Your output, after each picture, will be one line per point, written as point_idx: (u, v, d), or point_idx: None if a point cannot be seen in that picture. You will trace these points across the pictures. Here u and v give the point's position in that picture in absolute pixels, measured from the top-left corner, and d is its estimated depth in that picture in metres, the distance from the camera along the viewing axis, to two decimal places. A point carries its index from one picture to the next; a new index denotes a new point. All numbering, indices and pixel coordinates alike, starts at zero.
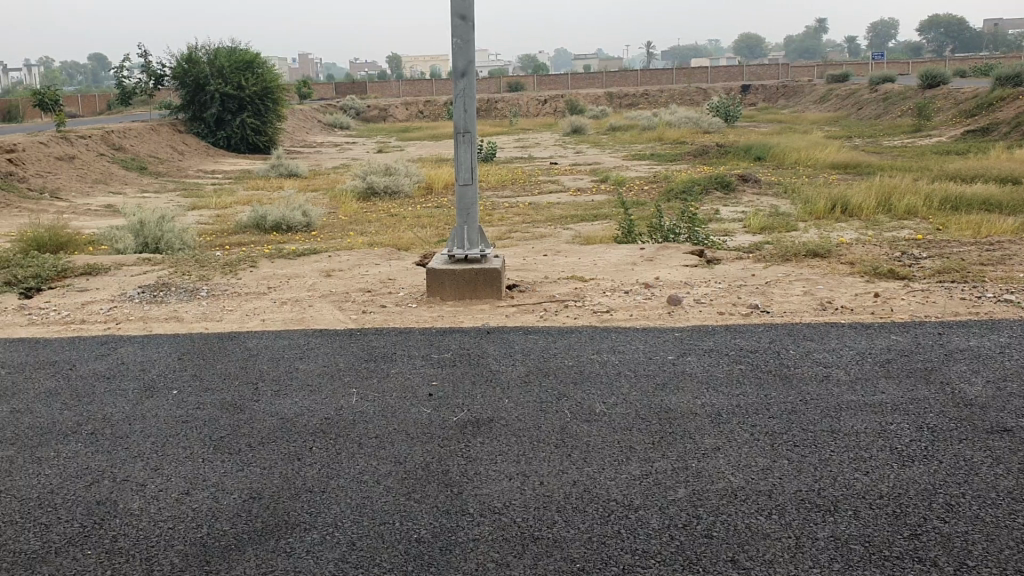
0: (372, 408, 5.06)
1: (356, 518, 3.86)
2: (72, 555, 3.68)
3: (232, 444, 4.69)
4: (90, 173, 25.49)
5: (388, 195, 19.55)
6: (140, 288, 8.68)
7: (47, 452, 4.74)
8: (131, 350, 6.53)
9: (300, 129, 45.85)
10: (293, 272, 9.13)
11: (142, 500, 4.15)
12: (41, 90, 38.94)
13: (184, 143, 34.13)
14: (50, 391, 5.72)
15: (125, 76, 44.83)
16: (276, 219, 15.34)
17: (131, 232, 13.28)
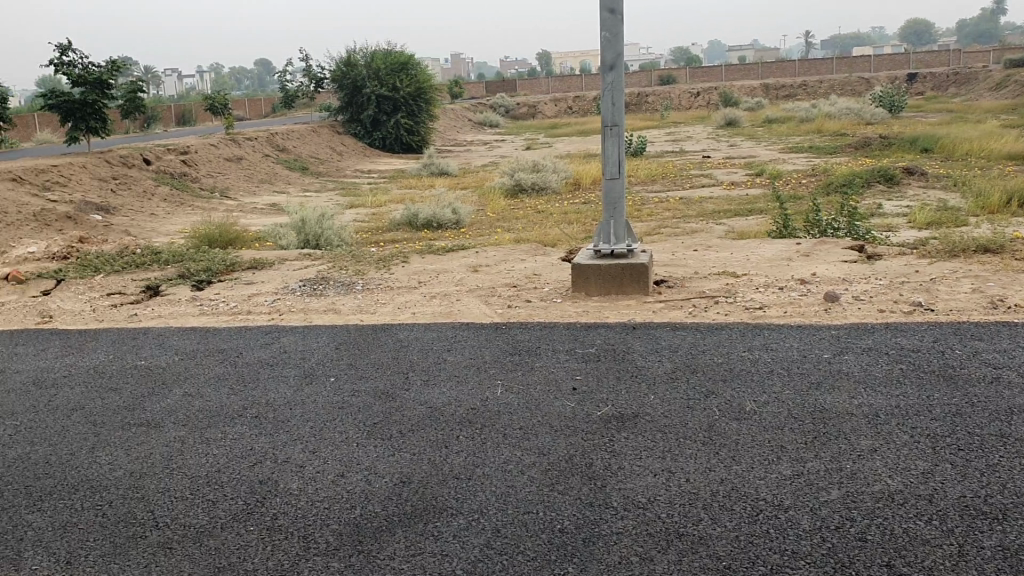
0: (518, 400, 5.12)
1: (501, 506, 3.91)
2: (236, 531, 3.90)
3: (383, 431, 4.85)
4: (256, 173, 26.90)
5: (536, 191, 19.73)
6: (300, 281, 9.10)
7: (215, 434, 5.05)
8: (291, 340, 6.86)
9: (452, 128, 46.84)
10: (442, 267, 9.34)
11: (300, 481, 4.34)
12: (213, 95, 41.37)
13: (342, 143, 35.49)
14: (218, 376, 6.09)
15: (288, 80, 47.15)
16: (428, 216, 15.74)
17: (293, 229, 13.93)
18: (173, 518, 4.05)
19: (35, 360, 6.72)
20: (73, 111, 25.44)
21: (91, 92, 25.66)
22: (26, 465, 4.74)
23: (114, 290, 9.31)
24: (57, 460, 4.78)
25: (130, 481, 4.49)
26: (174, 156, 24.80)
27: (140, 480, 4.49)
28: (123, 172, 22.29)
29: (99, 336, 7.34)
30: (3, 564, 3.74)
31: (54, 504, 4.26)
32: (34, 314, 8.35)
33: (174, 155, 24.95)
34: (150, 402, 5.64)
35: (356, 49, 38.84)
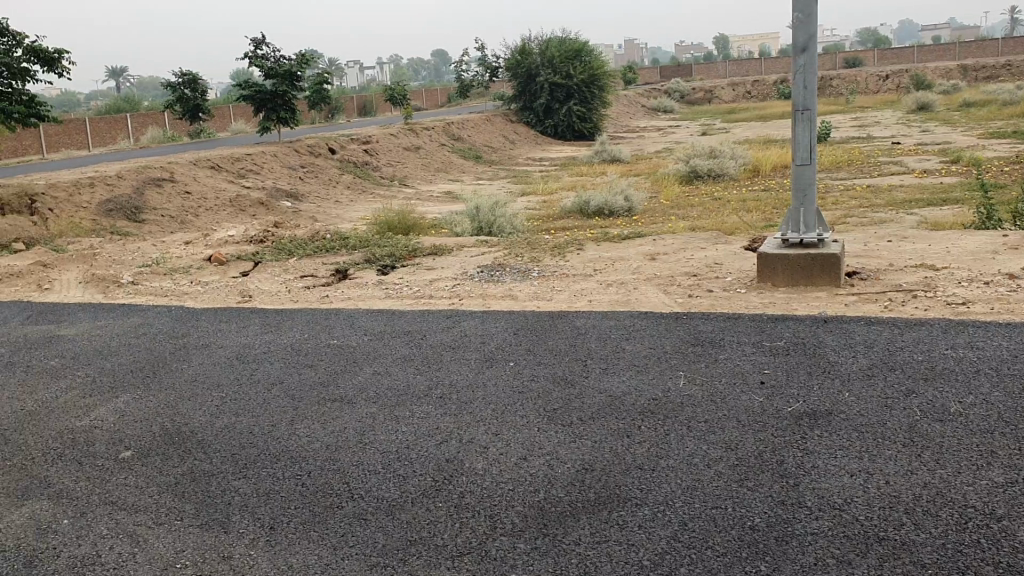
0: (702, 392, 5.01)
1: (689, 499, 3.84)
2: (425, 506, 4.01)
3: (565, 416, 4.85)
4: (433, 161, 27.65)
5: (712, 178, 19.32)
6: (479, 267, 9.26)
7: (402, 412, 5.21)
8: (473, 324, 6.99)
9: (625, 114, 46.47)
10: (619, 255, 9.28)
11: (485, 462, 4.42)
12: (393, 86, 42.80)
13: (516, 132, 35.91)
14: (404, 356, 6.30)
15: (465, 70, 48.25)
16: (600, 203, 15.69)
17: (468, 217, 14.24)
18: (366, 491, 4.22)
19: (238, 336, 7.17)
20: (265, 103, 26.97)
21: (281, 84, 27.10)
22: (232, 433, 5.06)
23: (307, 273, 9.80)
24: (260, 431, 5.08)
25: (326, 453, 4.71)
26: (357, 146, 25.86)
27: (335, 453, 4.70)
28: (309, 161, 23.45)
29: (294, 316, 7.74)
30: (213, 525, 4.01)
31: (258, 472, 4.53)
32: (235, 293, 8.92)
33: (357, 144, 26.02)
34: (342, 379, 5.90)
35: (531, 38, 39.33)
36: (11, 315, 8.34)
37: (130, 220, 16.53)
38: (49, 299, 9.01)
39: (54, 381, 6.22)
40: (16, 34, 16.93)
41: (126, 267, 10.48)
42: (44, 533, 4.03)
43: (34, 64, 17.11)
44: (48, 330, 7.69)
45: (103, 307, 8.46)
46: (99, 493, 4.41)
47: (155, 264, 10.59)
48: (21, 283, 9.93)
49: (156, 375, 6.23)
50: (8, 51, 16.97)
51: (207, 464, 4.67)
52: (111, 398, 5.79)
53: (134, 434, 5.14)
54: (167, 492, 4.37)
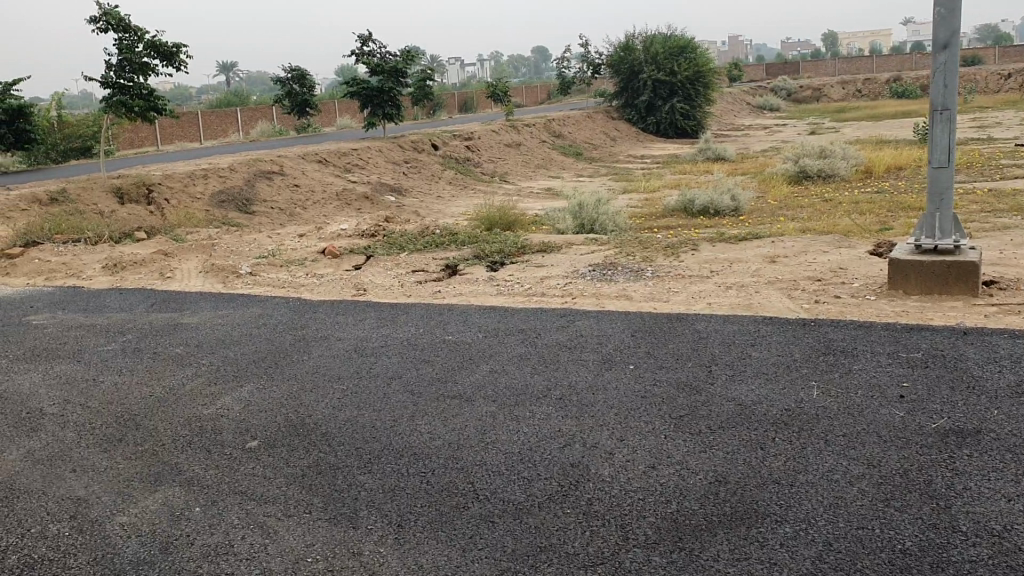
0: (837, 404, 4.79)
1: (832, 518, 3.66)
2: (553, 512, 3.93)
3: (692, 425, 4.71)
4: (534, 158, 27.63)
5: (822, 179, 18.74)
6: (590, 266, 9.14)
7: (524, 412, 5.15)
8: (588, 324, 6.88)
9: (728, 113, 45.57)
10: (735, 257, 9.05)
11: (613, 467, 4.31)
12: (495, 82, 42.96)
13: (617, 129, 35.62)
14: (520, 355, 6.24)
15: (566, 67, 48.25)
16: (705, 202, 15.36)
17: (572, 214, 14.12)
18: (492, 492, 4.17)
19: (355, 329, 7.23)
20: (371, 99, 27.39)
21: (387, 80, 27.46)
22: (355, 427, 5.08)
23: (417, 268, 9.88)
24: (382, 425, 5.09)
25: (449, 451, 4.68)
26: (459, 142, 26.03)
27: (458, 451, 4.67)
28: (413, 157, 23.74)
29: (409, 310, 7.77)
30: (342, 520, 4.00)
31: (382, 467, 4.52)
32: (349, 286, 9.02)
33: (460, 140, 26.19)
34: (460, 375, 5.88)
35: (636, 35, 39.17)
36: (135, 302, 8.61)
37: (242, 212, 16.97)
38: (171, 287, 9.28)
39: (180, 369, 6.38)
40: (137, 30, 17.56)
41: (243, 258, 10.73)
42: (177, 520, 4.09)
43: (153, 59, 17.73)
44: (172, 317, 7.92)
45: (223, 297, 8.66)
46: (228, 482, 4.47)
47: (271, 255, 10.81)
48: (143, 271, 10.25)
49: (278, 366, 6.32)
50: (130, 46, 17.60)
51: (332, 457, 4.69)
52: (235, 387, 5.90)
53: (260, 424, 5.21)
54: (295, 484, 4.40)
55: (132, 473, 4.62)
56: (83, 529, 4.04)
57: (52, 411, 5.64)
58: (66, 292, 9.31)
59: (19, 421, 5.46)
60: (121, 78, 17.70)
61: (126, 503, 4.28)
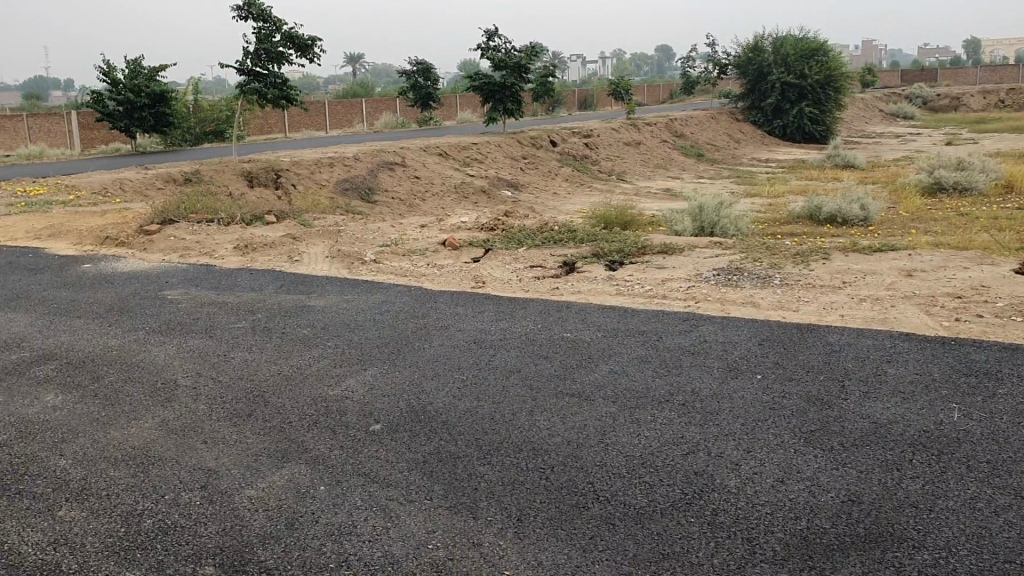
0: (981, 429, 4.55)
1: (976, 548, 3.47)
2: (676, 520, 3.84)
3: (824, 440, 4.54)
4: (653, 157, 27.33)
5: (958, 191, 17.87)
6: (714, 270, 8.96)
7: (646, 415, 5.07)
8: (713, 330, 6.72)
9: (858, 119, 44.05)
10: (869, 268, 8.71)
11: (738, 479, 4.19)
12: (617, 80, 42.69)
13: (740, 132, 34.91)
14: (643, 357, 6.15)
15: (691, 67, 47.70)
16: (833, 210, 14.87)
17: (692, 215, 13.89)
18: (613, 495, 4.11)
19: (475, 321, 7.27)
20: (493, 94, 27.58)
21: (510, 76, 27.57)
22: (475, 418, 5.10)
23: (535, 263, 9.90)
24: (501, 418, 5.09)
25: (568, 449, 4.64)
26: (578, 140, 25.99)
27: (578, 450, 4.62)
28: (532, 153, 23.84)
29: (527, 305, 7.77)
30: (462, 510, 4.01)
31: (502, 460, 4.53)
32: (469, 278, 9.08)
33: (578, 138, 26.12)
34: (579, 374, 5.84)
35: (766, 36, 38.41)
36: (264, 283, 8.89)
37: (363, 200, 17.37)
38: (299, 270, 9.56)
39: (306, 349, 6.54)
40: (276, 20, 18.12)
41: (366, 246, 10.96)
42: (302, 498, 4.17)
43: (290, 49, 18.29)
44: (300, 299, 8.13)
45: (348, 282, 8.85)
46: (351, 463, 4.54)
47: (393, 244, 11.02)
48: (272, 253, 10.57)
49: (399, 352, 6.41)
50: (269, 36, 18.21)
51: (452, 446, 4.72)
52: (358, 370, 6.01)
53: (382, 409, 5.28)
54: (416, 470, 4.44)
55: (260, 449, 4.75)
56: (213, 499, 4.17)
57: (186, 383, 5.87)
58: (199, 270, 9.69)
59: (154, 392, 5.69)
60: (257, 66, 18.30)
61: (254, 478, 4.40)
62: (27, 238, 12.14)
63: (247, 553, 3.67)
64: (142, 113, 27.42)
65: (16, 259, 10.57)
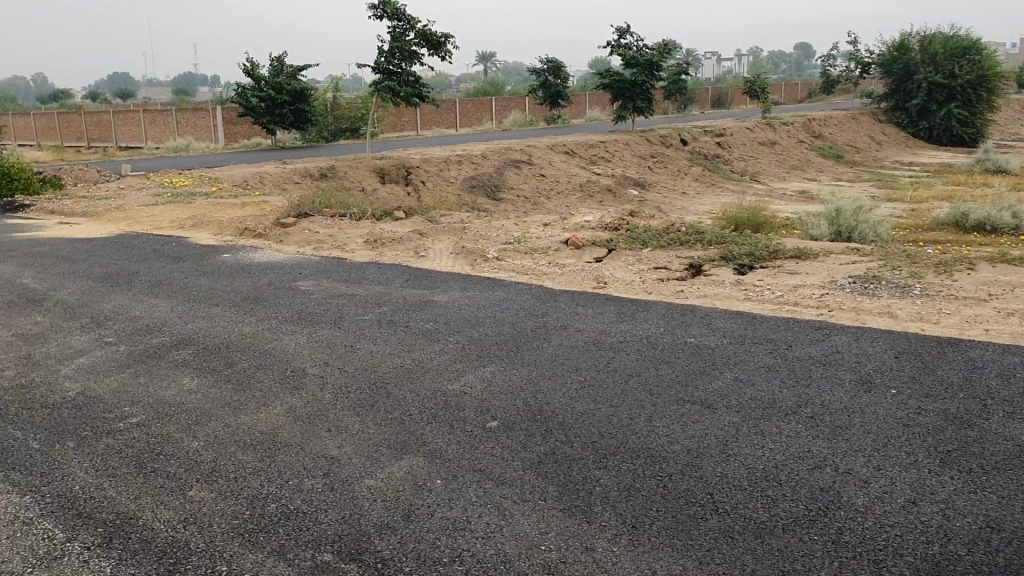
0: None
1: None
2: (798, 536, 3.70)
3: (962, 462, 4.29)
4: (789, 158, 26.53)
5: None
6: (849, 278, 8.61)
7: (770, 427, 4.90)
8: (846, 340, 6.45)
9: (1014, 122, 41.55)
10: (1019, 281, 8.19)
11: (867, 498, 4.00)
12: (752, 78, 41.65)
13: (882, 133, 33.50)
14: (769, 366, 5.95)
15: (832, 66, 46.10)
16: (981, 218, 14.07)
17: (828, 220, 13.40)
18: (732, 507, 3.99)
19: (596, 322, 7.21)
20: (623, 92, 27.39)
21: (641, 73, 27.34)
22: (592, 420, 5.05)
23: (660, 265, 9.76)
24: (619, 422, 5.02)
25: (687, 458, 4.54)
26: (709, 140, 25.50)
27: (697, 459, 4.51)
28: (661, 152, 23.54)
29: (650, 308, 7.66)
30: (576, 512, 3.98)
31: (619, 465, 4.46)
32: (591, 278, 9.02)
33: (710, 139, 25.65)
34: (701, 381, 5.70)
35: (914, 34, 36.76)
36: (391, 277, 9.07)
37: (490, 198, 17.55)
38: (424, 265, 9.72)
39: (428, 343, 6.63)
40: (410, 18, 18.48)
41: (491, 243, 11.05)
42: (419, 490, 4.22)
43: (423, 47, 18.63)
44: (424, 294, 8.26)
45: (472, 279, 8.93)
46: (468, 459, 4.57)
47: (518, 242, 11.07)
48: (399, 248, 10.77)
49: (519, 350, 6.42)
50: (402, 35, 18.59)
51: (569, 448, 4.68)
52: (477, 367, 6.05)
53: (500, 406, 5.29)
54: (531, 470, 4.43)
55: (381, 439, 4.84)
56: (334, 487, 4.26)
57: (314, 371, 6.05)
58: (330, 262, 9.99)
59: (284, 379, 5.89)
60: (391, 64, 18.74)
61: (374, 467, 4.49)
62: (173, 227, 12.80)
63: (364, 543, 3.73)
64: (282, 109, 28.56)
65: (162, 247, 11.15)
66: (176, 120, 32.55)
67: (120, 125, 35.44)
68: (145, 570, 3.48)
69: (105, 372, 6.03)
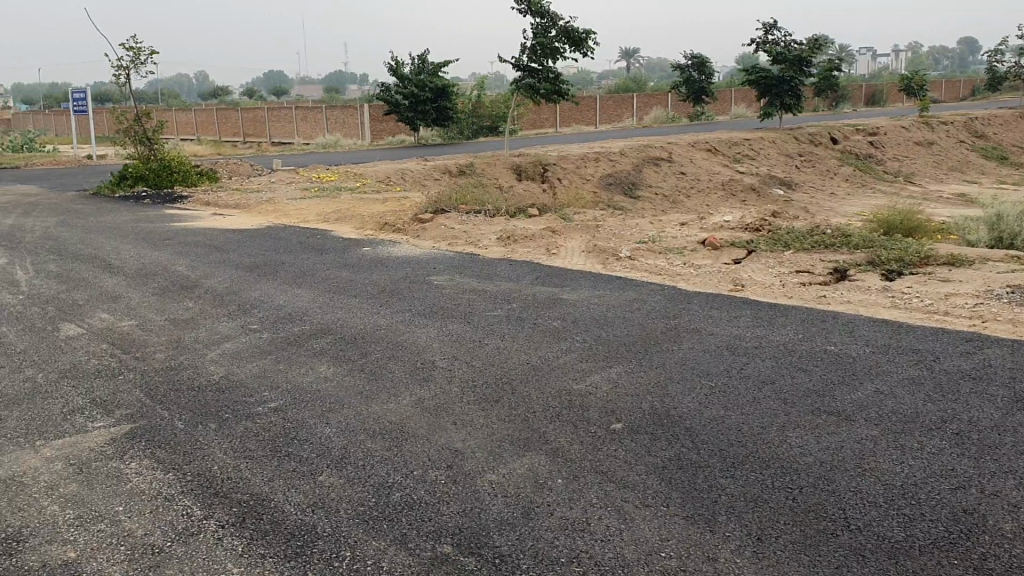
0: None
1: None
2: (937, 559, 3.50)
3: None
4: (947, 159, 25.16)
5: None
6: (1008, 287, 8.09)
7: (911, 442, 4.66)
8: (1000, 354, 6.07)
9: None
10: None
11: (1015, 523, 3.74)
12: (910, 75, 39.77)
13: None
14: (914, 378, 5.66)
15: (1000, 61, 43.45)
16: None
17: (988, 225, 12.64)
18: (865, 524, 3.81)
19: (729, 326, 7.04)
20: (770, 89, 26.63)
21: (789, 69, 26.51)
22: (721, 427, 4.92)
23: (802, 268, 9.43)
24: (750, 431, 4.88)
25: (819, 470, 4.36)
26: (860, 140, 24.51)
27: (830, 472, 4.33)
28: (807, 151, 22.79)
29: (788, 313, 7.42)
30: (699, 520, 3.89)
31: (746, 475, 4.33)
32: (728, 280, 8.81)
33: (860, 138, 24.64)
34: (839, 391, 5.47)
35: None
36: (523, 274, 9.12)
37: (628, 196, 17.46)
38: (557, 263, 9.73)
39: (556, 342, 6.63)
40: (553, 15, 18.52)
41: (625, 242, 10.95)
42: (540, 488, 4.22)
43: (564, 44, 18.66)
44: (555, 292, 8.26)
45: (603, 278, 8.87)
46: (590, 460, 4.53)
47: (653, 241, 10.95)
48: (532, 245, 10.83)
49: (648, 352, 6.34)
50: (545, 31, 18.66)
51: (695, 454, 4.58)
52: (605, 367, 6.01)
53: (626, 408, 5.24)
54: (655, 474, 4.36)
55: (504, 435, 4.87)
56: (456, 479, 4.31)
57: (443, 364, 6.15)
58: (464, 258, 10.14)
59: (414, 370, 6.02)
60: (533, 61, 18.86)
61: (497, 462, 4.52)
62: (318, 220, 13.30)
63: (484, 537, 3.76)
64: (424, 106, 29.26)
65: (306, 239, 11.61)
66: (325, 117, 33.76)
67: (273, 121, 37.07)
68: (274, 551, 3.61)
69: (247, 358, 6.31)
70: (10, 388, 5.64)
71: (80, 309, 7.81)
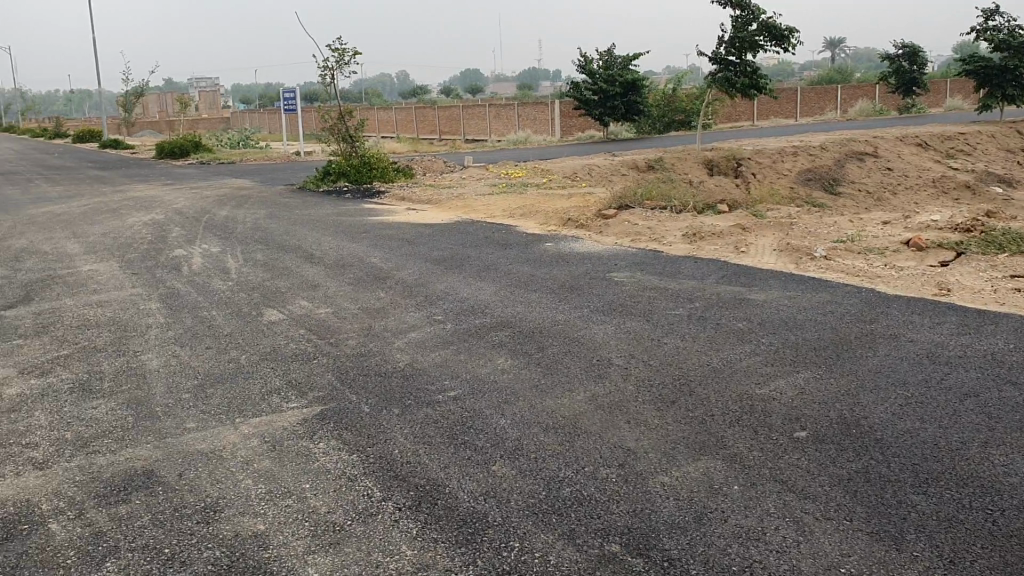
0: None
1: None
2: None
3: None
4: None
5: None
6: None
7: None
8: None
9: None
10: None
11: None
12: None
13: None
14: None
15: None
16: None
17: None
18: None
19: (931, 333, 6.60)
20: (989, 78, 24.68)
21: (1013, 57, 24.49)
22: (915, 441, 4.62)
23: (1018, 273, 8.70)
24: (948, 445, 4.55)
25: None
26: None
27: None
28: None
29: (999, 320, 6.87)
30: (885, 538, 3.66)
31: (940, 492, 4.04)
32: (932, 283, 8.28)
33: None
34: None
35: None
36: (708, 272, 8.91)
37: (827, 192, 16.76)
38: (746, 261, 9.44)
39: (738, 343, 6.44)
40: (755, 9, 18.00)
41: (819, 241, 10.47)
42: (715, 493, 4.12)
43: (765, 39, 18.08)
44: (741, 292, 8.02)
45: (794, 279, 8.52)
46: (770, 467, 4.38)
47: (851, 241, 10.41)
48: (719, 243, 10.55)
49: (837, 358, 6.05)
50: (745, 25, 18.15)
51: (885, 467, 4.32)
52: (791, 371, 5.78)
53: (812, 415, 5.01)
54: (839, 486, 4.15)
55: (679, 437, 4.78)
56: (628, 479, 4.28)
57: (620, 362, 6.10)
58: (648, 254, 10.03)
59: (591, 366, 6.01)
60: (730, 55, 18.43)
61: (670, 464, 4.45)
62: (505, 216, 13.54)
63: (653, 539, 3.71)
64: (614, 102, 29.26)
65: (492, 234, 11.85)
66: (517, 115, 34.34)
67: (467, 118, 38.12)
68: (446, 536, 3.71)
69: (431, 347, 6.51)
70: (217, 368, 6.10)
71: (283, 295, 8.33)
